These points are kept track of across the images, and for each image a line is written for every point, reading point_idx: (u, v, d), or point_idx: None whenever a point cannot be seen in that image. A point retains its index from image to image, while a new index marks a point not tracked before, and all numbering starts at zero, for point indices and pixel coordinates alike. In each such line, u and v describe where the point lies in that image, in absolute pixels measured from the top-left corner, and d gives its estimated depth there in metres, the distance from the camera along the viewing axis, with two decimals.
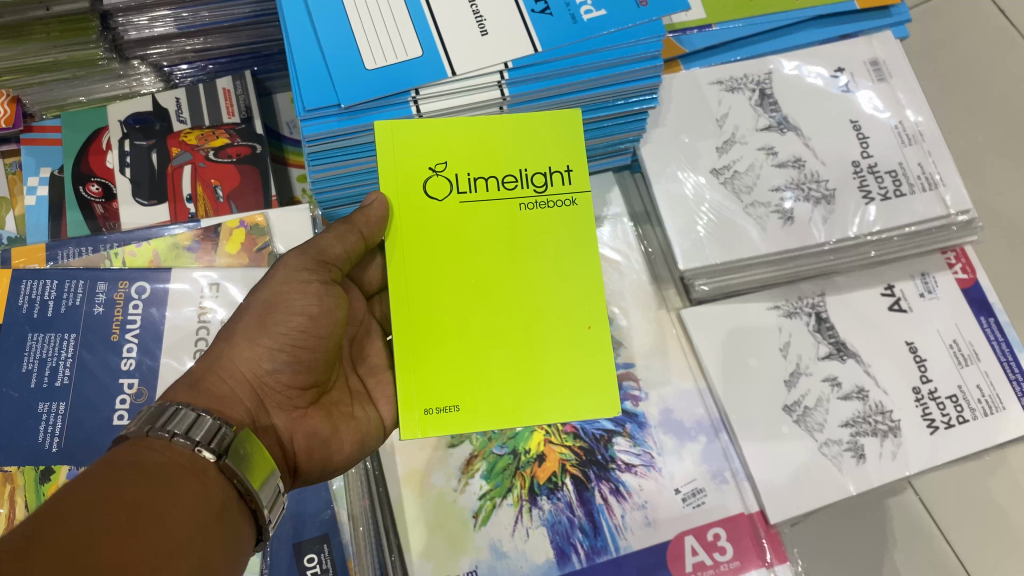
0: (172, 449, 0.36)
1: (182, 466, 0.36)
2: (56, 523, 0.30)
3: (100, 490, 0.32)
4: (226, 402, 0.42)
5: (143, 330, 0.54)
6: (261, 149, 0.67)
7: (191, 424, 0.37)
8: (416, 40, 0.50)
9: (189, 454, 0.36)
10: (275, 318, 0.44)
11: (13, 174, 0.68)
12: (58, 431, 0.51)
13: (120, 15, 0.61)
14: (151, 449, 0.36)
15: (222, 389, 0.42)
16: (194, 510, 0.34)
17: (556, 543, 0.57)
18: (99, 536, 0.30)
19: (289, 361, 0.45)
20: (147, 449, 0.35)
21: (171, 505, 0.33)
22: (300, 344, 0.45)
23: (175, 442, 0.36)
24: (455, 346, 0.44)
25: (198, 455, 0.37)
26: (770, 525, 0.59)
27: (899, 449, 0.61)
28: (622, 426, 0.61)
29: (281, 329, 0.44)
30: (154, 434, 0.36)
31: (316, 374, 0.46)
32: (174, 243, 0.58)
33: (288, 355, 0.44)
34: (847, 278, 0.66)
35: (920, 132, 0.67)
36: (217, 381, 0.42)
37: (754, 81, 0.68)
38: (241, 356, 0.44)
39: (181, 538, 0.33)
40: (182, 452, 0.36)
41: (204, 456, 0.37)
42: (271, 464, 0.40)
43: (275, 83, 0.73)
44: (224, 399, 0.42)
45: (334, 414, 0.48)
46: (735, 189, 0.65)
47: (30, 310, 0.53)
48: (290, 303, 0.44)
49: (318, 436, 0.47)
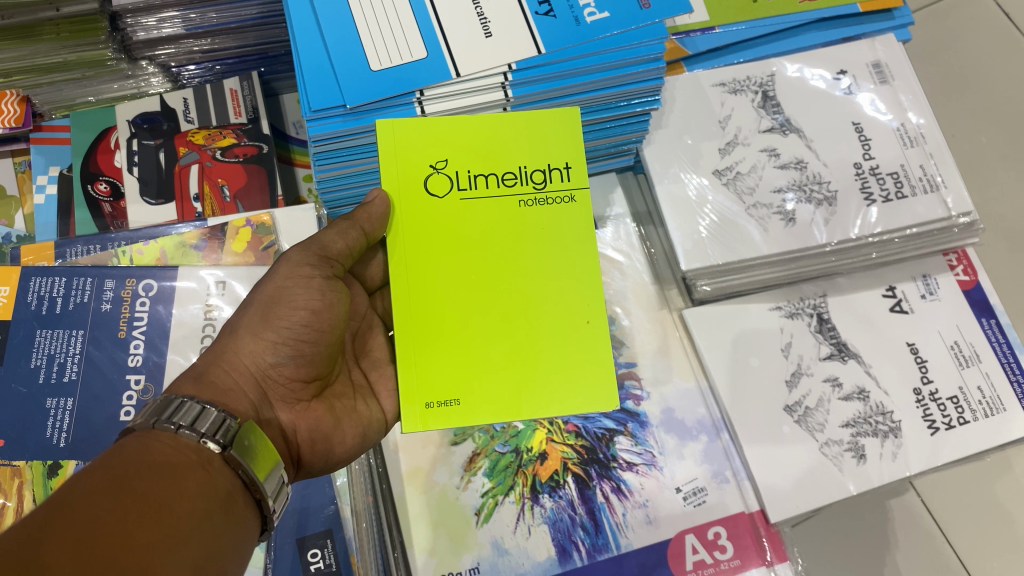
0: (176, 440, 0.37)
1: (187, 457, 0.36)
2: (66, 514, 0.30)
3: (109, 481, 0.33)
4: (230, 396, 0.42)
5: (149, 326, 0.55)
6: (267, 149, 0.67)
7: (196, 416, 0.38)
8: (421, 42, 0.51)
9: (195, 445, 0.37)
10: (278, 312, 0.45)
11: (22, 173, 0.70)
12: (66, 427, 0.51)
13: (129, 16, 0.62)
14: (158, 440, 0.36)
15: (228, 382, 0.43)
16: (201, 500, 0.35)
17: (557, 540, 0.57)
18: (108, 526, 0.30)
19: (291, 354, 0.45)
20: (153, 440, 0.36)
21: (177, 495, 0.34)
22: (302, 337, 0.45)
23: (181, 434, 0.37)
24: (456, 340, 0.45)
25: (202, 446, 0.37)
26: (770, 523, 0.59)
27: (899, 449, 0.61)
28: (623, 425, 0.62)
29: (285, 322, 0.45)
30: (160, 425, 0.37)
31: (318, 367, 0.47)
32: (181, 242, 0.58)
33: (290, 349, 0.45)
34: (848, 279, 0.67)
35: (922, 135, 0.67)
36: (221, 373, 0.43)
37: (757, 83, 0.69)
38: (246, 350, 0.45)
39: (187, 528, 0.33)
40: (188, 443, 0.37)
41: (209, 447, 0.37)
42: (275, 456, 0.40)
43: (282, 84, 0.74)
44: (227, 392, 0.42)
45: (336, 406, 0.49)
46: (737, 190, 0.65)
47: (38, 307, 0.54)
48: (292, 297, 0.45)
49: (321, 429, 0.47)
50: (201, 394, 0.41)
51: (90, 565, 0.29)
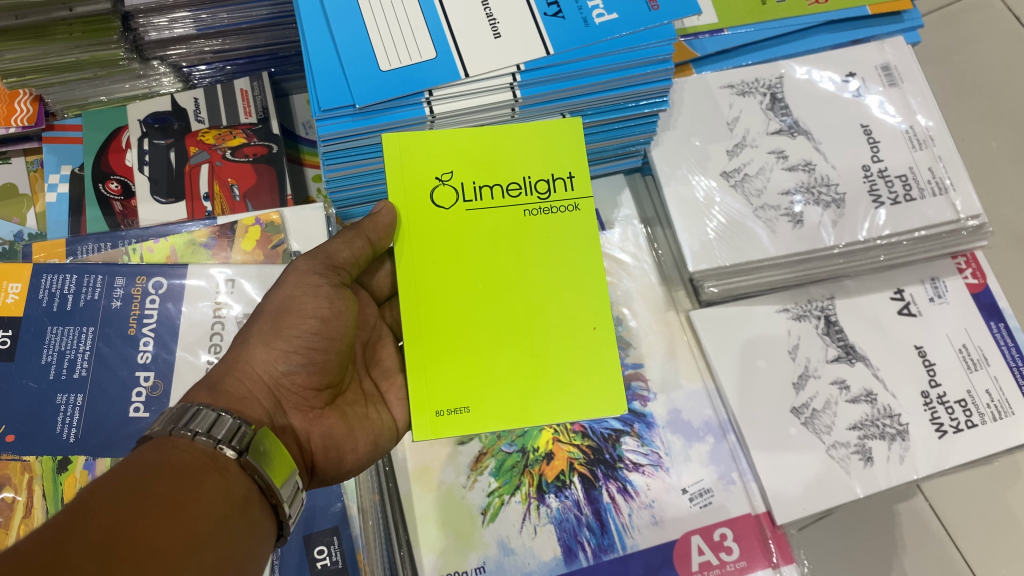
0: (195, 446, 0.37)
1: (202, 462, 0.36)
2: (87, 515, 0.31)
3: (130, 484, 0.33)
4: (244, 403, 0.42)
5: (159, 324, 0.55)
6: (277, 149, 0.68)
7: (212, 423, 0.38)
8: (430, 42, 0.51)
9: (211, 452, 0.37)
10: (289, 321, 0.45)
11: (34, 172, 0.71)
12: (76, 422, 0.52)
13: (141, 16, 0.62)
14: (176, 447, 0.37)
15: (242, 390, 0.43)
16: (218, 502, 0.35)
17: (563, 540, 0.57)
18: (129, 528, 0.31)
19: (303, 362, 0.45)
20: (171, 448, 0.36)
21: (195, 498, 0.34)
22: (313, 345, 0.45)
23: (197, 440, 0.37)
24: (462, 348, 0.45)
25: (218, 452, 0.37)
26: (776, 525, 0.59)
27: (907, 452, 0.61)
28: (630, 426, 0.62)
29: (295, 331, 0.45)
30: (177, 432, 0.37)
31: (331, 375, 0.47)
32: (191, 240, 0.59)
33: (302, 357, 0.45)
34: (856, 282, 0.67)
35: (931, 137, 0.67)
36: (235, 382, 0.43)
37: (766, 85, 0.69)
38: (258, 359, 0.45)
39: (205, 531, 0.33)
40: (204, 450, 0.37)
41: (225, 453, 0.37)
42: (291, 462, 0.40)
43: (292, 84, 0.74)
44: (242, 399, 0.42)
45: (348, 414, 0.49)
46: (745, 192, 0.65)
47: (49, 304, 0.54)
48: (301, 306, 0.45)
49: (334, 437, 0.47)
50: (218, 402, 0.41)
51: (112, 564, 0.29)
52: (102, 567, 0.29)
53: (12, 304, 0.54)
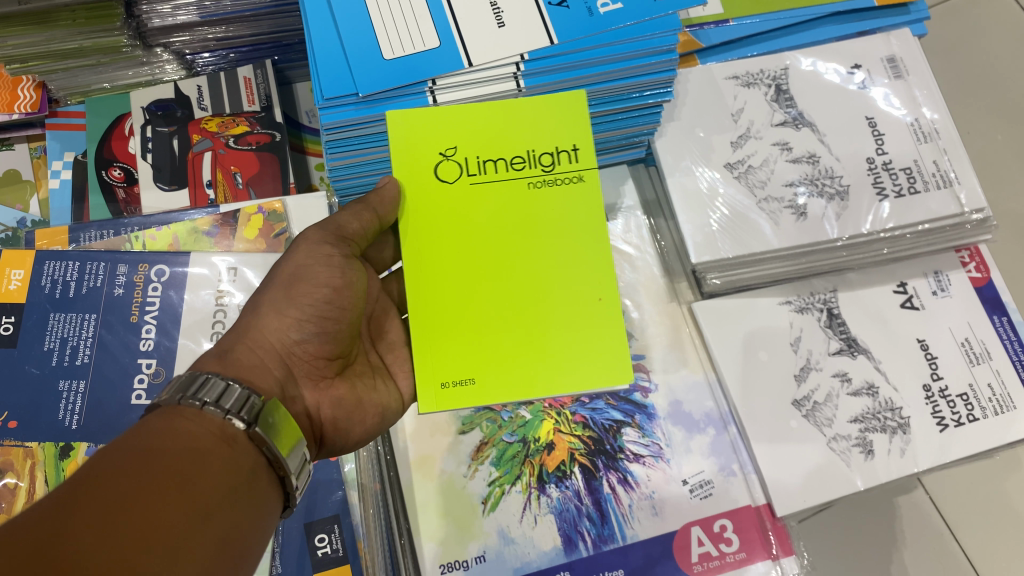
0: (212, 412, 0.37)
1: (211, 434, 0.36)
2: (93, 484, 0.31)
3: (135, 454, 0.33)
4: (256, 372, 0.43)
5: (161, 311, 0.55)
6: (281, 137, 0.68)
7: (221, 392, 0.38)
8: (434, 31, 0.51)
9: (220, 422, 0.37)
10: (301, 290, 0.45)
11: (37, 159, 0.70)
12: (78, 408, 0.52)
13: (144, 3, 0.62)
14: (185, 417, 0.37)
15: (254, 359, 0.43)
16: (229, 471, 0.36)
17: (563, 530, 0.58)
18: (134, 497, 0.31)
19: (316, 331, 0.46)
20: (180, 417, 0.37)
21: (202, 468, 0.34)
22: (327, 314, 0.46)
23: (206, 410, 0.37)
24: (466, 324, 0.45)
25: (228, 423, 0.37)
26: (776, 517, 0.59)
27: (907, 445, 0.61)
28: (631, 417, 0.62)
29: (307, 300, 0.45)
30: (186, 402, 0.37)
31: (342, 345, 0.48)
32: (194, 227, 0.58)
33: (315, 326, 0.46)
34: (859, 275, 0.67)
35: (936, 130, 0.67)
36: (248, 351, 0.43)
37: (771, 76, 0.68)
38: (270, 328, 0.45)
39: (212, 500, 0.34)
40: (212, 420, 0.37)
41: (234, 423, 0.38)
42: (299, 433, 0.41)
43: (295, 73, 0.74)
44: (254, 368, 0.43)
45: (357, 385, 0.49)
46: (749, 184, 0.65)
47: (52, 291, 0.54)
48: (314, 275, 0.45)
49: (344, 406, 0.48)
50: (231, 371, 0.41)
51: (117, 532, 0.29)
52: (106, 535, 0.29)
53: (15, 291, 0.54)
